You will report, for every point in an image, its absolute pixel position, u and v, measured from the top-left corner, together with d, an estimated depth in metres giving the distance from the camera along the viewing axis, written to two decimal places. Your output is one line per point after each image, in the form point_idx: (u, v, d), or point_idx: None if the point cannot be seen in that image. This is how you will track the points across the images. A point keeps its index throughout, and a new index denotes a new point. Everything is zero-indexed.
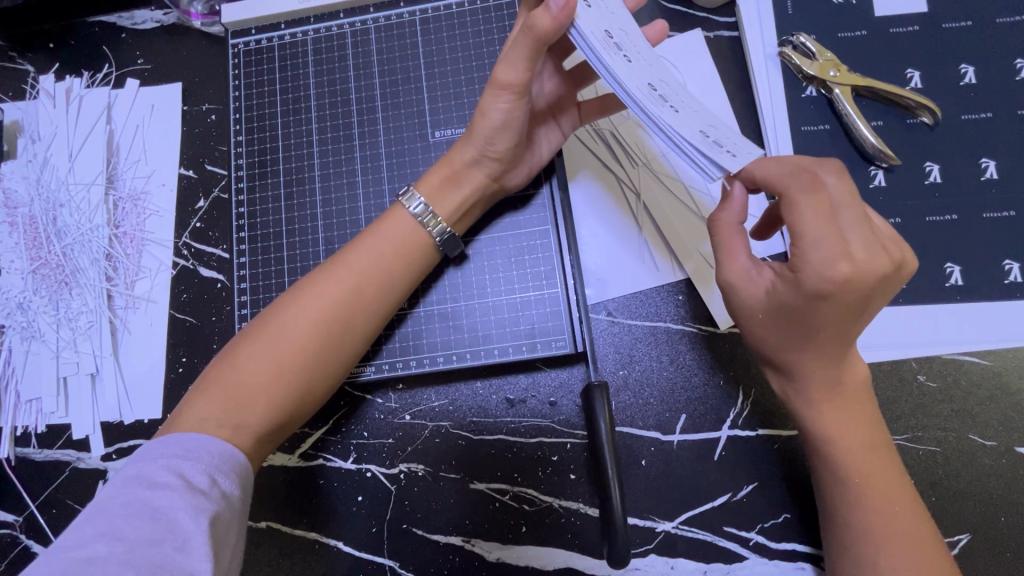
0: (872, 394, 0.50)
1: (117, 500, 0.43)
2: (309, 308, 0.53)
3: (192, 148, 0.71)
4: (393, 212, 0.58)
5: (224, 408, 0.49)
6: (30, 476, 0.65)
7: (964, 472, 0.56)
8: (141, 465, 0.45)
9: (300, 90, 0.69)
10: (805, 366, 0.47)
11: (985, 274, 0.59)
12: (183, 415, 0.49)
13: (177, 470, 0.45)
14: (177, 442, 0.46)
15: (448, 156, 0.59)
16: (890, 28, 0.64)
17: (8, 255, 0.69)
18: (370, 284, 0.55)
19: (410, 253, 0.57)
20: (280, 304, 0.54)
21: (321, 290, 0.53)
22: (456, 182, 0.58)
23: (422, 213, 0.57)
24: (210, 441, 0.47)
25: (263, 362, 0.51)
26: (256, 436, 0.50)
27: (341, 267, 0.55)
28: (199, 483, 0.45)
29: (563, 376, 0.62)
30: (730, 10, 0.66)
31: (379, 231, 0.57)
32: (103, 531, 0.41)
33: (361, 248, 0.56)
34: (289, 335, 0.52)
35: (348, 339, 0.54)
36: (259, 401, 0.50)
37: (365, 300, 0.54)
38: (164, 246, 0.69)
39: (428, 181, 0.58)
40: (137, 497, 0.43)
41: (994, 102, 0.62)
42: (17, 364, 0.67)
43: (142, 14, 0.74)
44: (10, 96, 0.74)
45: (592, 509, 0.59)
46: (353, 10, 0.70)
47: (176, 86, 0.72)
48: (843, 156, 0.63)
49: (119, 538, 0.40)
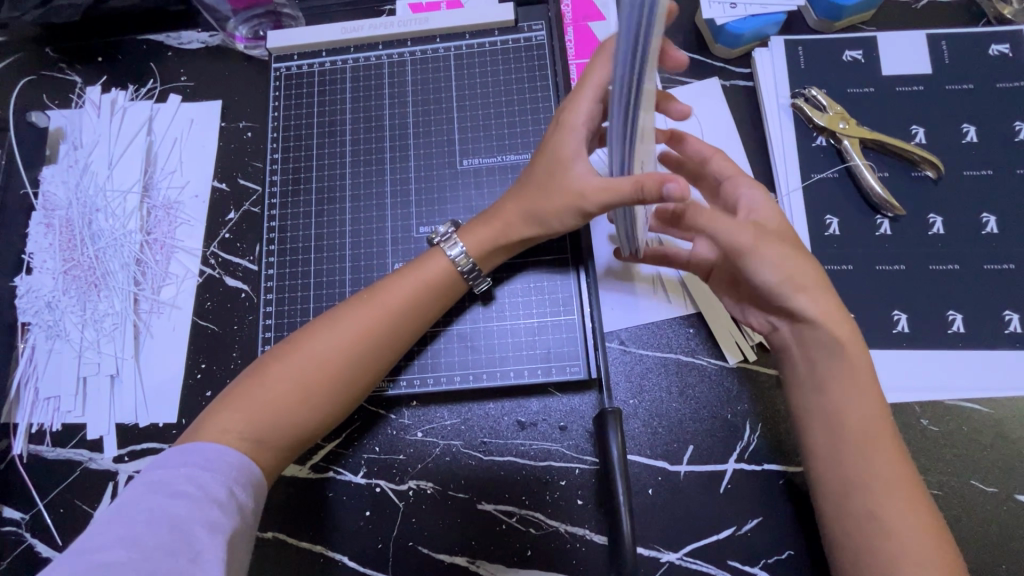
0: (901, 451, 0.51)
1: (138, 506, 0.44)
2: (339, 335, 0.54)
3: (227, 162, 0.74)
4: (433, 254, 0.60)
5: (248, 422, 0.51)
6: (40, 475, 0.66)
7: (966, 517, 0.57)
8: (163, 471, 0.47)
9: (336, 114, 0.73)
10: (810, 275, 0.53)
11: (986, 324, 0.61)
12: (206, 423, 0.51)
13: (199, 481, 0.46)
14: (198, 452, 0.48)
15: (503, 213, 0.59)
16: (896, 87, 0.68)
17: (41, 254, 0.72)
18: (400, 319, 0.57)
19: (445, 294, 0.59)
20: (314, 327, 0.56)
21: (354, 322, 0.55)
22: (510, 246, 0.60)
23: (459, 258, 0.59)
24: (231, 453, 0.49)
25: (290, 382, 0.53)
26: (275, 452, 0.52)
27: (375, 301, 0.56)
28: (219, 494, 0.46)
29: (574, 401, 0.64)
30: (746, 62, 0.71)
31: (416, 272, 0.59)
32: (124, 536, 0.42)
33: (396, 282, 0.58)
34: (317, 362, 0.53)
35: (373, 370, 0.56)
36: (283, 419, 0.52)
37: (394, 337, 0.56)
38: (193, 255, 0.71)
39: (474, 242, 0.59)
40: (157, 505, 0.44)
41: (995, 161, 0.65)
42: (39, 362, 0.69)
43: (189, 35, 0.78)
44: (55, 104, 0.78)
45: (598, 536, 0.60)
46: (392, 43, 0.74)
47: (216, 103, 0.76)
48: (851, 204, 0.66)
49: (138, 544, 0.41)
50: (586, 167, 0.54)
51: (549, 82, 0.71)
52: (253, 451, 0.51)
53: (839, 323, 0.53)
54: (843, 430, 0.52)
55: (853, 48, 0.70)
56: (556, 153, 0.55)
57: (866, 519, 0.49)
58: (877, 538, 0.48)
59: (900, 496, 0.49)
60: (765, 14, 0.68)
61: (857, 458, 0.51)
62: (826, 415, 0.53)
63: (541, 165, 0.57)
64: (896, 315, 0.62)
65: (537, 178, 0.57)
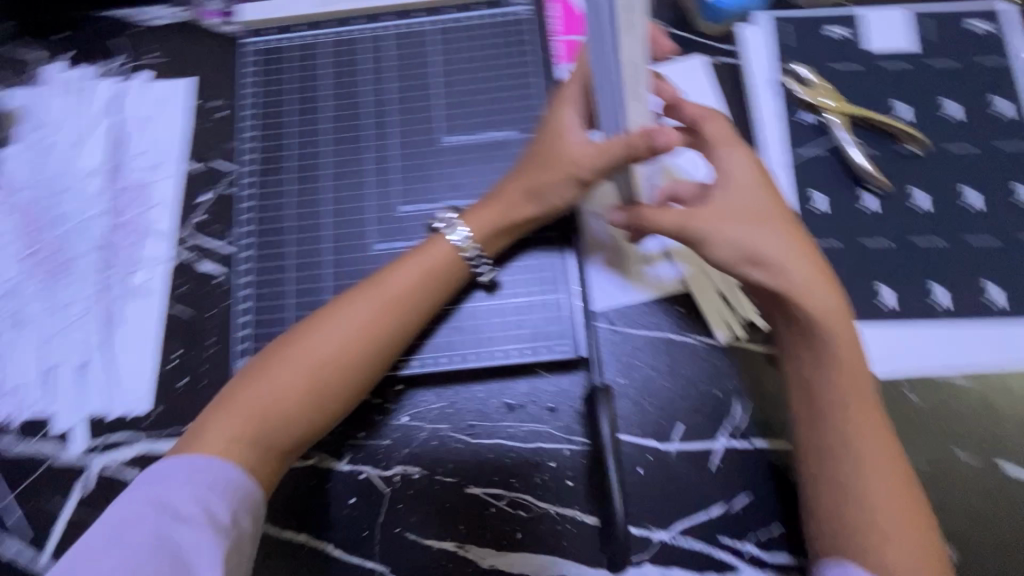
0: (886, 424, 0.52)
1: (126, 524, 0.45)
2: (340, 333, 0.54)
3: (201, 142, 0.71)
4: (435, 242, 0.60)
5: (251, 432, 0.51)
6: (8, 469, 0.63)
7: (952, 488, 0.58)
8: (155, 487, 0.47)
9: (315, 91, 0.70)
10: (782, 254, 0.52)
11: (970, 298, 0.62)
12: (207, 436, 0.51)
13: (202, 501, 0.47)
14: (194, 468, 0.48)
15: (505, 194, 0.60)
16: (881, 63, 0.68)
17: (4, 239, 0.68)
18: (403, 314, 0.56)
19: (446, 282, 0.59)
20: (310, 327, 0.55)
21: (354, 318, 0.55)
22: (513, 229, 0.61)
23: (463, 243, 0.59)
24: (231, 469, 0.49)
25: (291, 386, 0.52)
26: (279, 456, 0.53)
27: (375, 299, 0.56)
28: (218, 514, 0.47)
29: (563, 382, 0.63)
30: (732, 39, 0.71)
31: (415, 263, 0.58)
32: (123, 565, 0.43)
33: (394, 275, 0.57)
34: (318, 363, 0.53)
35: (376, 368, 0.56)
36: (288, 423, 0.52)
37: (397, 331, 0.56)
38: (165, 238, 0.69)
39: (476, 222, 0.60)
40: (142, 526, 0.45)
41: (978, 136, 0.66)
42: (2, 352, 0.65)
43: (157, 11, 0.75)
44: (15, 81, 0.74)
45: (589, 517, 0.59)
46: (371, 18, 0.72)
47: (189, 80, 0.73)
48: (838, 180, 0.65)
49: (140, 572, 0.42)
50: (582, 138, 0.56)
51: (534, 58, 0.69)
52: (263, 459, 0.51)
53: (815, 294, 0.52)
54: (816, 399, 0.52)
55: (840, 24, 0.70)
56: (554, 130, 0.58)
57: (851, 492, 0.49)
58: (844, 506, 0.49)
59: (882, 467, 0.50)
60: None
61: (829, 426, 0.51)
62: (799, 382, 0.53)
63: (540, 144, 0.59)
64: (883, 289, 0.62)
65: (536, 156, 0.59)
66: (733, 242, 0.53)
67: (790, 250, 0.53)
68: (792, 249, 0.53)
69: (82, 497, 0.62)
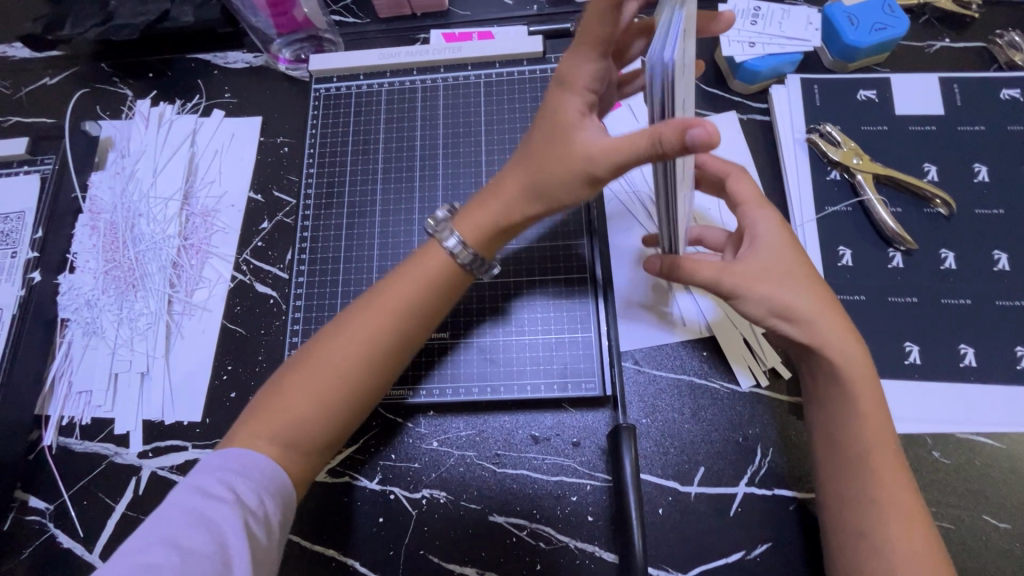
0: (912, 484, 0.52)
1: (174, 502, 0.48)
2: (354, 336, 0.55)
3: (263, 175, 0.78)
4: (429, 244, 0.59)
5: (273, 429, 0.52)
6: (68, 467, 0.68)
7: (978, 552, 0.57)
8: (202, 472, 0.50)
9: (370, 133, 0.77)
10: (812, 309, 0.53)
11: (998, 359, 0.62)
12: (237, 432, 0.53)
13: (231, 485, 0.49)
14: (233, 459, 0.51)
15: (500, 194, 0.56)
16: (909, 126, 0.71)
17: (85, 255, 0.75)
18: (409, 319, 0.57)
19: (444, 282, 0.58)
20: (328, 332, 0.57)
21: (368, 323, 0.56)
22: (511, 228, 0.56)
23: (458, 249, 0.57)
24: (261, 460, 0.51)
25: (311, 386, 0.54)
26: (302, 455, 0.54)
27: (384, 303, 0.57)
28: (249, 501, 0.49)
29: (588, 418, 0.65)
30: (763, 98, 0.75)
31: (414, 264, 0.58)
32: (162, 538, 0.46)
33: (399, 277, 0.58)
34: (334, 364, 0.54)
35: (386, 373, 0.57)
36: (308, 422, 0.53)
37: (403, 330, 0.57)
38: (226, 260, 0.75)
39: (468, 223, 0.57)
40: (188, 500, 0.48)
41: (1006, 200, 0.67)
42: (74, 357, 0.72)
43: (235, 56, 0.84)
44: (107, 115, 0.83)
45: (608, 553, 0.60)
46: (425, 69, 0.78)
47: (257, 119, 0.81)
48: (864, 237, 0.68)
49: (177, 547, 0.45)
50: (589, 133, 0.50)
51: None
52: (282, 456, 0.52)
53: (840, 342, 0.53)
54: (843, 447, 0.53)
55: (868, 88, 0.73)
56: (556, 116, 0.51)
57: (876, 555, 0.49)
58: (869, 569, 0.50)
59: (909, 531, 0.49)
60: (783, 54, 0.72)
61: (856, 480, 0.52)
62: (825, 430, 0.55)
63: (541, 134, 0.53)
64: (908, 346, 0.63)
65: (538, 148, 0.53)
66: (768, 296, 0.53)
67: (819, 305, 0.54)
68: (823, 306, 0.54)
69: (132, 498, 0.66)
